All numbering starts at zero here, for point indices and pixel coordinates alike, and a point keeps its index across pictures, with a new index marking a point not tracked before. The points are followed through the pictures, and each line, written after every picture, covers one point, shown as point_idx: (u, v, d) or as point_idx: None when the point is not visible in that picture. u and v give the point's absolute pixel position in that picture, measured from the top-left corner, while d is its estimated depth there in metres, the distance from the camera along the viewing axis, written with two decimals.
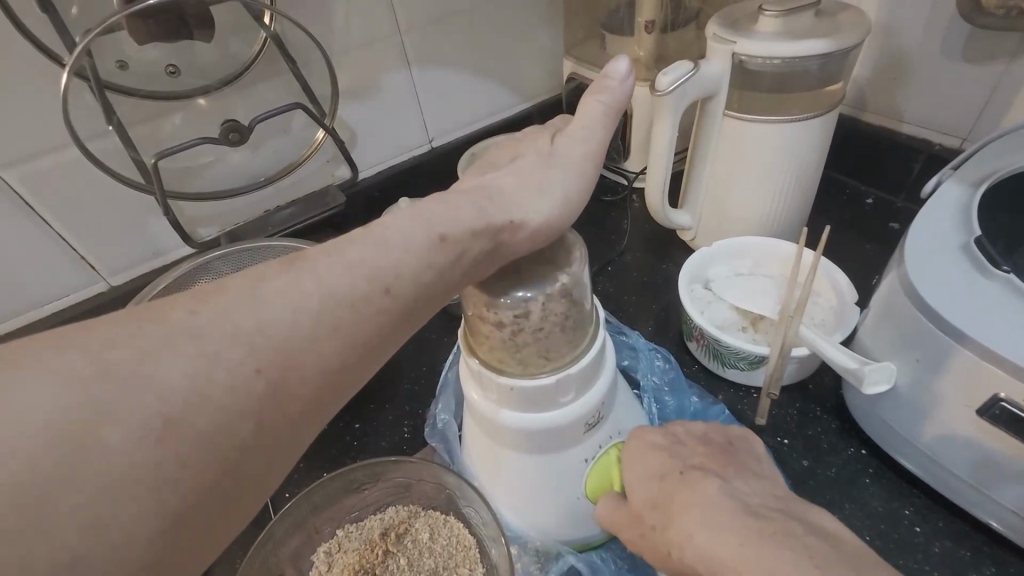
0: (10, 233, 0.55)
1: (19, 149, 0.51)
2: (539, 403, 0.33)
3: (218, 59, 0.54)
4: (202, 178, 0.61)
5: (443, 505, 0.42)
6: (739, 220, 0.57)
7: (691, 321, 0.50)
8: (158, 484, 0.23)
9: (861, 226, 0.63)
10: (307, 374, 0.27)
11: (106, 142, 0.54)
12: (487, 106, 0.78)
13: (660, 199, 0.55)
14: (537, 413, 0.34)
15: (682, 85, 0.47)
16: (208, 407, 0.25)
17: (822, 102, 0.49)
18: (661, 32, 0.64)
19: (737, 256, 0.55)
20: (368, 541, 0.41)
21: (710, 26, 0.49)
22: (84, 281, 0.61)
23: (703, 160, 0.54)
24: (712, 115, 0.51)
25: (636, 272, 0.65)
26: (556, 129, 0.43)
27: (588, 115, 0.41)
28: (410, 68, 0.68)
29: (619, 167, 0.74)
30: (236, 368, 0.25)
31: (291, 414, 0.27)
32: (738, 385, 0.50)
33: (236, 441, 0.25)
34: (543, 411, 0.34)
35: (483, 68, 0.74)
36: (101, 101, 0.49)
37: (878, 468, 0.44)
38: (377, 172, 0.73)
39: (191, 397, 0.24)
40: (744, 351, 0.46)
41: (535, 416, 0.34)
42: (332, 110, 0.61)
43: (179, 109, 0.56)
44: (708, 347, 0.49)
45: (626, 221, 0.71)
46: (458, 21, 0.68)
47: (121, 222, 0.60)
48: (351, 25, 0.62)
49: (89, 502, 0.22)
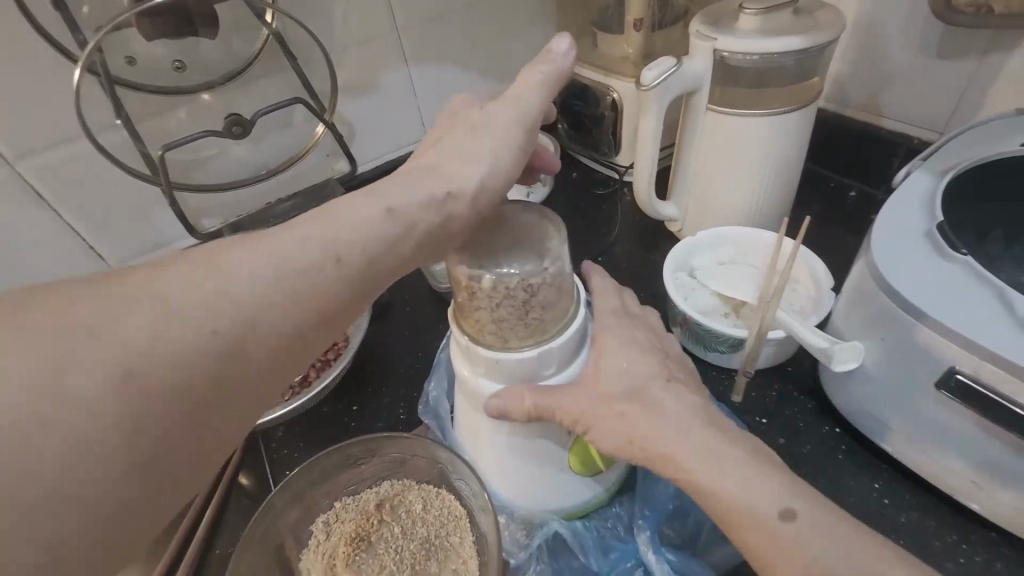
0: (22, 223, 0.57)
1: (32, 141, 0.54)
2: (521, 374, 0.36)
3: (222, 55, 0.57)
4: (206, 171, 0.63)
5: (435, 479, 0.44)
6: (723, 211, 0.59)
7: (675, 306, 0.53)
8: (156, 421, 0.26)
9: (844, 217, 0.65)
10: (292, 328, 0.30)
11: (114, 135, 0.56)
12: None
13: (647, 191, 0.57)
14: (519, 384, 0.36)
15: (666, 80, 0.49)
16: (206, 357, 0.27)
17: (801, 97, 0.52)
18: (650, 30, 0.66)
19: (720, 245, 0.57)
20: (363, 512, 0.44)
21: (694, 24, 0.51)
22: (93, 270, 0.63)
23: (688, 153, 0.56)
24: (696, 109, 0.53)
25: (626, 262, 0.68)
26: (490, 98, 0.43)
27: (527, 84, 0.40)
28: (407, 65, 0.70)
29: (610, 162, 0.77)
30: (229, 322, 0.28)
31: (277, 362, 0.30)
32: (719, 368, 0.52)
33: (225, 384, 0.28)
34: (524, 382, 0.36)
35: (478, 66, 0.76)
36: (110, 95, 0.51)
37: (850, 445, 0.46)
38: (376, 166, 0.75)
39: (193, 346, 0.27)
40: (724, 334, 0.48)
41: (518, 388, 0.36)
42: (332, 106, 0.64)
43: (184, 104, 0.58)
44: (691, 332, 0.52)
45: (616, 214, 0.73)
46: (453, 20, 0.71)
47: (128, 213, 0.62)
48: (350, 22, 0.64)
49: (96, 442, 0.24)
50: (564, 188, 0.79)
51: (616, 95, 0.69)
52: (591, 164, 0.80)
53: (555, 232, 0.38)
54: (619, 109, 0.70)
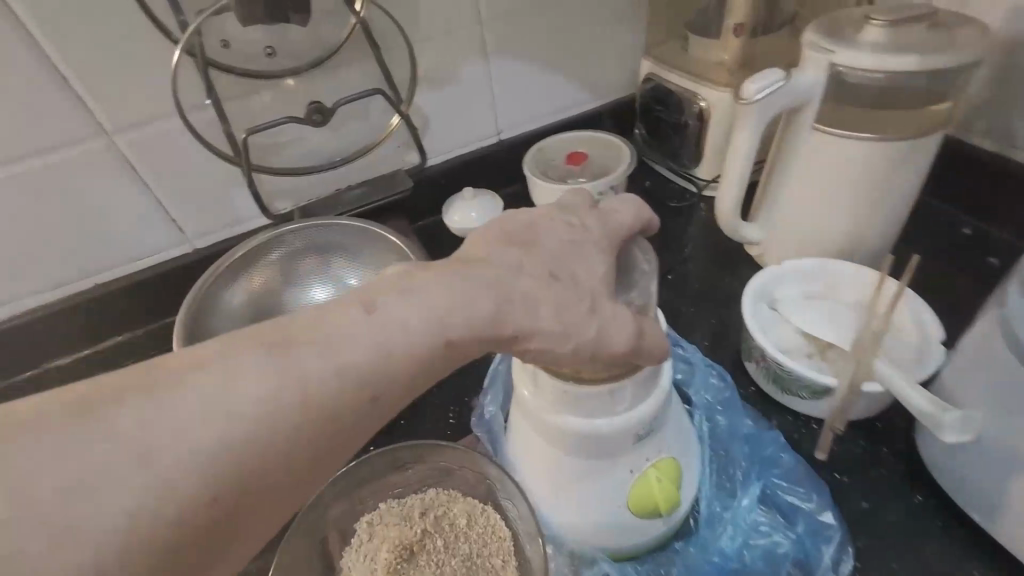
0: (115, 192, 0.60)
1: (129, 115, 0.56)
2: (591, 409, 0.33)
3: (309, 43, 0.57)
4: (284, 155, 0.64)
5: (482, 495, 0.43)
6: (815, 241, 0.54)
7: (752, 341, 0.49)
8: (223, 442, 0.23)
9: (955, 258, 0.58)
10: (389, 359, 0.26)
11: (203, 115, 0.58)
12: (559, 102, 0.77)
13: (731, 212, 0.53)
14: (587, 419, 0.33)
15: (770, 94, 0.45)
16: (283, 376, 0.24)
17: (925, 122, 0.46)
18: (751, 36, 0.61)
19: (811, 278, 0.52)
20: (407, 518, 0.43)
21: (808, 33, 0.46)
22: (173, 241, 0.66)
23: (783, 174, 0.52)
24: (800, 129, 0.49)
25: (697, 283, 0.64)
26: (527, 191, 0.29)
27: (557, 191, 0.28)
28: (487, 60, 0.69)
29: (689, 173, 0.73)
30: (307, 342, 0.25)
31: (370, 396, 0.25)
32: (797, 414, 0.48)
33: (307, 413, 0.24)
34: (593, 416, 0.33)
35: (559, 64, 0.74)
36: (203, 75, 0.52)
37: (946, 521, 0.41)
38: (445, 160, 0.75)
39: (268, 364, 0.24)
40: (809, 379, 0.44)
41: (587, 421, 0.33)
42: (409, 99, 0.63)
43: (270, 87, 0.59)
44: (768, 371, 0.48)
45: (690, 230, 0.70)
46: (538, 16, 0.68)
47: (210, 190, 0.64)
48: (437, 14, 0.63)
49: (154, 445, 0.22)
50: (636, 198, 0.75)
51: (704, 104, 0.65)
52: (667, 174, 0.76)
53: (643, 257, 0.34)
54: (706, 119, 0.65)
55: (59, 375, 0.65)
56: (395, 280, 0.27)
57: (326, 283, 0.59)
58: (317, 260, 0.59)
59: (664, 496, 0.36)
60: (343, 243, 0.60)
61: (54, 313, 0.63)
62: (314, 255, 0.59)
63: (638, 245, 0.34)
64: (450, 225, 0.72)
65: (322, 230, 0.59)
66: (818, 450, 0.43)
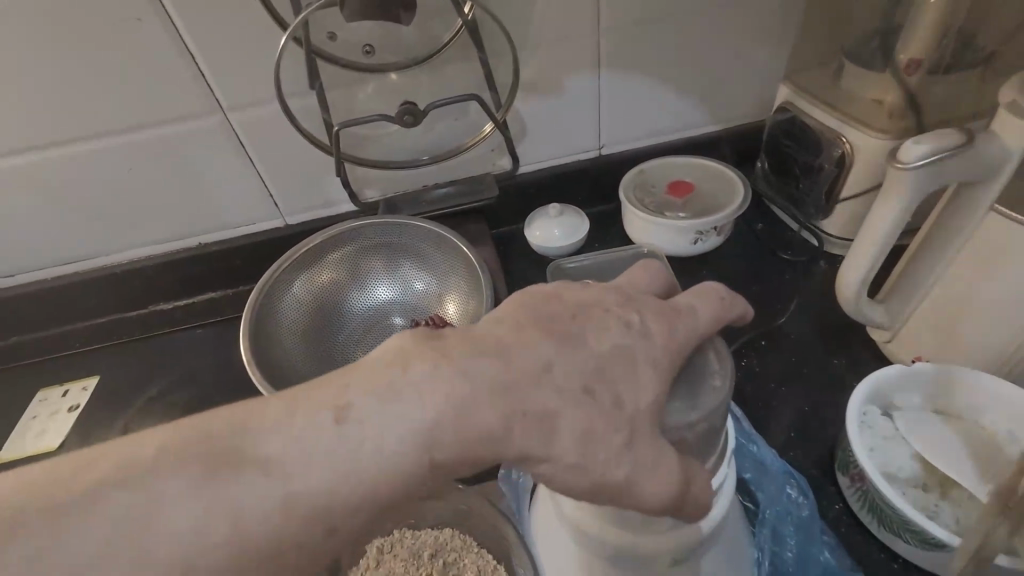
0: (222, 163, 0.64)
1: (243, 95, 0.59)
2: (629, 522, 0.28)
3: (415, 39, 0.56)
4: (378, 147, 0.64)
5: (495, 553, 0.40)
6: (962, 344, 0.43)
7: (851, 454, 0.40)
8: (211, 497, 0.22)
9: None
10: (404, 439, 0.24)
11: (307, 101, 0.59)
12: (672, 121, 0.70)
13: (856, 290, 0.44)
14: (620, 534, 0.29)
15: (937, 162, 0.35)
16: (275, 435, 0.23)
17: None
18: (926, 74, 0.50)
19: (951, 390, 0.42)
20: (415, 555, 0.41)
21: (1009, 88, 0.35)
22: (267, 215, 0.69)
23: (936, 257, 0.42)
24: (971, 206, 0.39)
25: (797, 356, 0.55)
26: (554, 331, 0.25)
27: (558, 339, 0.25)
28: (599, 70, 0.63)
29: (813, 225, 0.63)
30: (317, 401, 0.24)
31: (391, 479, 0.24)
32: (893, 553, 0.39)
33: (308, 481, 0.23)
34: (631, 531, 0.28)
35: (680, 81, 0.66)
36: (308, 65, 0.53)
37: None
38: (537, 170, 0.71)
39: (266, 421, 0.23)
40: (919, 527, 0.35)
41: (621, 534, 0.29)
42: (506, 106, 0.60)
43: (371, 80, 0.59)
44: (865, 496, 0.39)
45: (800, 290, 0.60)
46: (666, 26, 0.61)
47: (306, 172, 0.66)
48: (551, 18, 0.58)
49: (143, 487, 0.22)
50: (741, 242, 0.66)
51: (848, 148, 0.54)
52: (785, 219, 0.66)
53: (719, 362, 0.28)
54: (846, 167, 0.55)
55: (157, 319, 0.72)
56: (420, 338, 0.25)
57: (392, 284, 0.59)
58: (387, 260, 0.59)
59: None
60: (415, 249, 0.59)
61: (161, 264, 0.69)
62: (385, 256, 0.59)
63: (715, 344, 0.29)
64: (530, 239, 0.68)
65: (398, 231, 0.59)
66: None
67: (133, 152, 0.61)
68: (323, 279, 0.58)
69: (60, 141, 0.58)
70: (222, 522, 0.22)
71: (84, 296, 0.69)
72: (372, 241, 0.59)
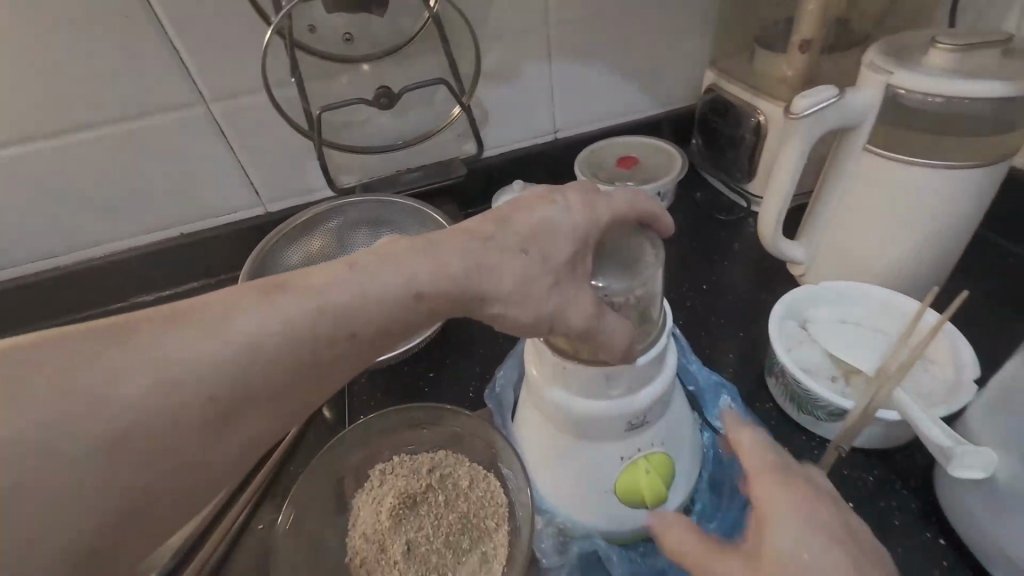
0: (205, 152, 0.68)
1: (227, 87, 0.64)
2: (590, 389, 0.35)
3: (387, 32, 0.62)
4: (354, 134, 0.70)
5: (486, 462, 0.46)
6: (855, 267, 0.53)
7: (774, 356, 0.48)
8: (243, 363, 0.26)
9: (1016, 299, 0.56)
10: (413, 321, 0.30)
11: (288, 91, 0.64)
12: (618, 106, 0.79)
13: (773, 228, 0.53)
14: (585, 401, 0.36)
15: (821, 110, 0.45)
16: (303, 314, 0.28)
17: (990, 152, 0.44)
18: (819, 53, 0.60)
19: (849, 302, 0.51)
20: (415, 472, 0.46)
21: (869, 53, 0.45)
22: (249, 203, 0.74)
23: (830, 195, 0.51)
24: (850, 149, 0.48)
25: (733, 295, 0.64)
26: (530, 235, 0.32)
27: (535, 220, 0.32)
28: (551, 60, 0.72)
29: (741, 189, 0.73)
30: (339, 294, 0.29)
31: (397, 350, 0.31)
32: (812, 434, 0.48)
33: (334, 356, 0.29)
34: (593, 398, 0.36)
35: (622, 69, 0.75)
36: (290, 55, 0.58)
37: (953, 563, 0.39)
38: (500, 153, 0.78)
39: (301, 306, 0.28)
40: (826, 401, 0.43)
41: (585, 402, 0.36)
42: (470, 92, 0.67)
43: (347, 71, 0.65)
44: (787, 388, 0.47)
45: (734, 244, 0.70)
46: (606, 20, 0.70)
47: (288, 160, 0.71)
48: (506, 13, 0.66)
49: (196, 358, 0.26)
50: (683, 207, 0.76)
51: (762, 118, 0.64)
52: (719, 187, 0.76)
53: (653, 251, 0.38)
54: (762, 134, 0.65)
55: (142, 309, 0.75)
56: (422, 244, 0.31)
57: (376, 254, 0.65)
58: (371, 230, 0.65)
59: (650, 491, 0.37)
60: (395, 221, 0.65)
61: (146, 254, 0.72)
62: (369, 227, 0.65)
63: (650, 238, 0.39)
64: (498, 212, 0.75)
65: (379, 206, 0.65)
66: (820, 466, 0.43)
67: (118, 144, 0.64)
68: (315, 246, 0.63)
69: (47, 134, 0.61)
70: (274, 386, 0.28)
71: (67, 290, 0.71)
72: (356, 215, 0.65)
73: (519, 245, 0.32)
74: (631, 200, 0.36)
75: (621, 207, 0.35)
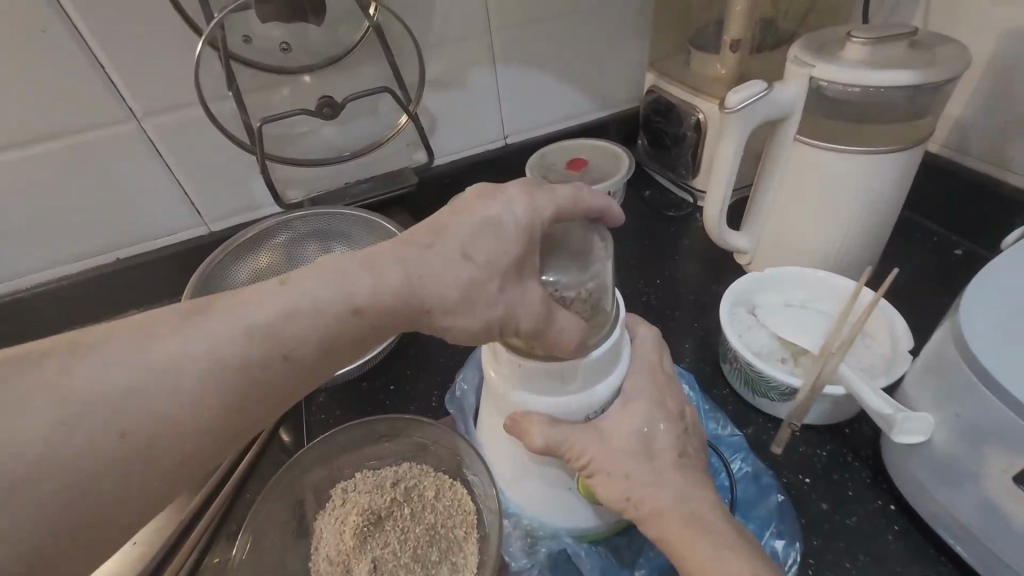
0: (139, 172, 0.65)
1: (159, 103, 0.61)
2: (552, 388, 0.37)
3: (326, 42, 0.61)
4: (298, 146, 0.68)
5: (452, 471, 0.45)
6: (796, 253, 0.55)
7: (726, 342, 0.50)
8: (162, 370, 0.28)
9: (942, 275, 0.60)
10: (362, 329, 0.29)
11: (225, 105, 0.62)
12: (564, 110, 0.80)
13: (717, 219, 0.55)
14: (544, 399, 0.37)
15: (752, 104, 0.47)
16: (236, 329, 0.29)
17: (907, 138, 0.47)
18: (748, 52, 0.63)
19: (792, 285, 0.54)
20: (379, 487, 0.45)
21: (792, 48, 0.48)
22: (190, 223, 0.71)
23: (768, 185, 0.53)
24: (782, 139, 0.50)
25: (687, 288, 0.65)
26: (478, 234, 0.32)
27: (483, 220, 0.32)
28: (495, 66, 0.72)
29: (687, 185, 0.75)
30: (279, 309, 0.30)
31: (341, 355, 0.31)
32: (767, 416, 0.49)
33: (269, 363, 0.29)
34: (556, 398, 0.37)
35: (565, 74, 0.77)
36: (225, 67, 0.56)
37: (904, 527, 0.41)
38: (451, 161, 0.78)
39: None
40: (776, 381, 0.45)
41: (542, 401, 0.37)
42: (416, 101, 0.67)
43: (287, 83, 0.63)
44: (740, 372, 0.49)
45: (684, 239, 0.72)
46: (547, 27, 0.72)
47: (229, 177, 0.69)
48: (448, 21, 0.66)
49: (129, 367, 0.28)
50: (634, 207, 0.78)
51: (702, 116, 0.67)
52: (666, 184, 0.79)
53: (601, 245, 0.40)
54: (702, 131, 0.68)
55: None
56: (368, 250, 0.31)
57: None
58: (321, 244, 0.63)
59: None
60: (348, 233, 0.64)
61: (78, 283, 0.68)
62: (319, 241, 0.63)
63: (599, 232, 0.40)
64: None
65: (327, 219, 0.63)
66: (774, 444, 0.45)
67: (39, 168, 0.60)
68: (264, 263, 0.61)
69: None
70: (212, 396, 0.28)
71: None
72: (305, 230, 0.63)
73: (467, 245, 0.31)
74: (575, 192, 0.36)
75: (570, 205, 0.36)
